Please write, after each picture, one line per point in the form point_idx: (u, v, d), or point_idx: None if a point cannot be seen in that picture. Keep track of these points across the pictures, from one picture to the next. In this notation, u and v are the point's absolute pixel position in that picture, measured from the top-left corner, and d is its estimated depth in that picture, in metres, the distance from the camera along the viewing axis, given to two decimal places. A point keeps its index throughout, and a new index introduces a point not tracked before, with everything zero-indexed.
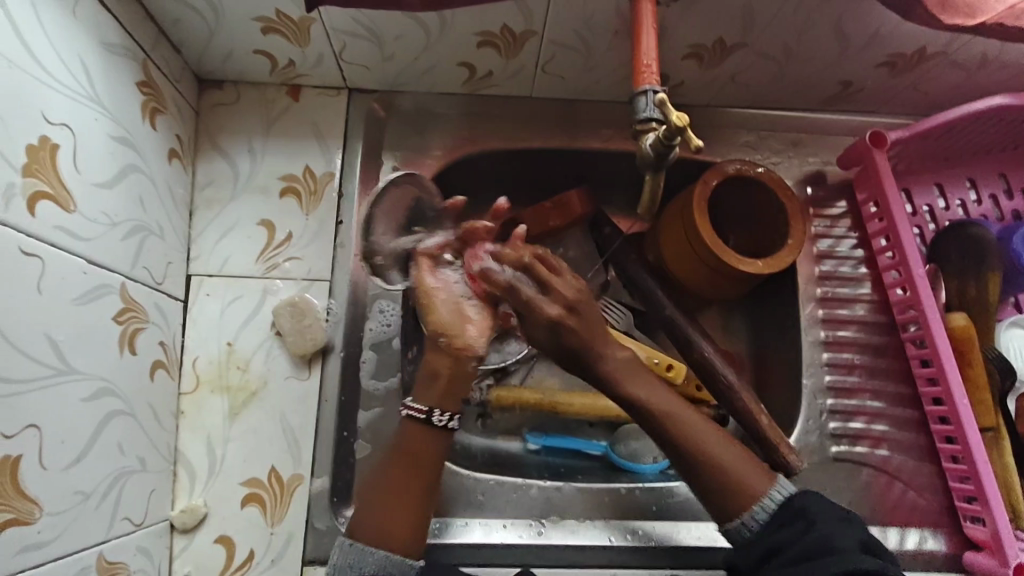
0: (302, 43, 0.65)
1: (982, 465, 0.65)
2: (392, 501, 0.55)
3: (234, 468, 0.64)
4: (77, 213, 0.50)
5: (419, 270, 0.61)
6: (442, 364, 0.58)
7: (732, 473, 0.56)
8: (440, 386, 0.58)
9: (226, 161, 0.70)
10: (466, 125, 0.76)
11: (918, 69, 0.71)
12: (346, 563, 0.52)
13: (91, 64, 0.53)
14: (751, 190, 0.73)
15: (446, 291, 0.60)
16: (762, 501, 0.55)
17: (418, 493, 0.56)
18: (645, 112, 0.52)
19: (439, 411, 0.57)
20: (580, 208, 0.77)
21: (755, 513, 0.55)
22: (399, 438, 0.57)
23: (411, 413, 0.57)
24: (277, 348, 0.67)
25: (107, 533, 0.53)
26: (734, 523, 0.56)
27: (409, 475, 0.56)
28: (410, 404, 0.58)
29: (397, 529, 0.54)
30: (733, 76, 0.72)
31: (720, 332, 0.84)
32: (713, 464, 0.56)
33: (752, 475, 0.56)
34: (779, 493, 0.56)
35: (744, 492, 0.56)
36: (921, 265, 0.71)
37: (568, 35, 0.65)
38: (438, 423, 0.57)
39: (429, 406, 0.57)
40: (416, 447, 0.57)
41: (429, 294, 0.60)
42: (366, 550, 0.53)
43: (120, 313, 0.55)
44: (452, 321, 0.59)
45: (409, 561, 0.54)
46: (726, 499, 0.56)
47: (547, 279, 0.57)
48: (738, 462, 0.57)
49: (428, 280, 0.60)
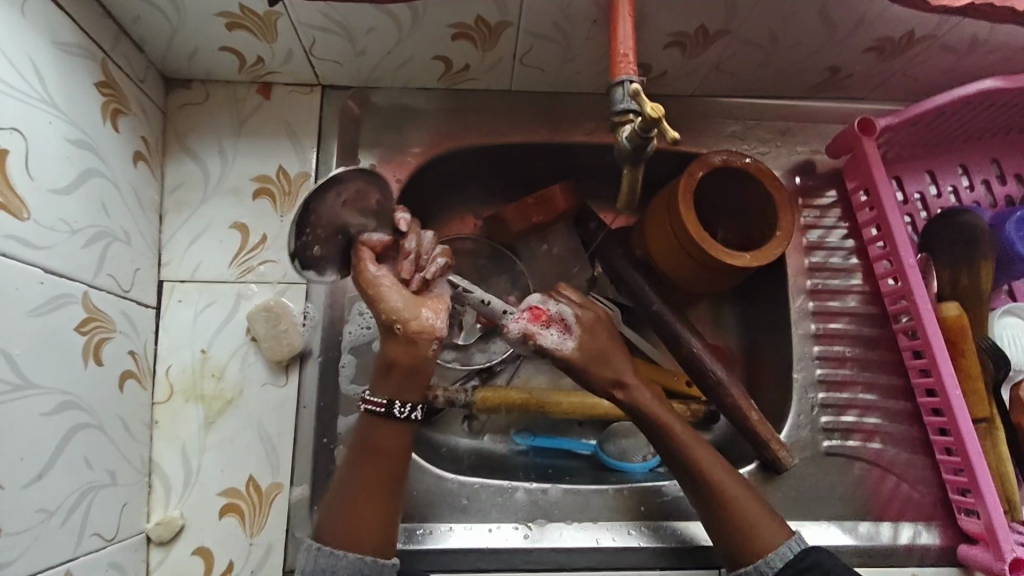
0: (270, 38, 0.63)
1: (975, 457, 0.63)
2: (361, 508, 0.54)
3: (210, 478, 0.62)
4: (31, 220, 0.48)
5: (359, 261, 0.56)
6: (403, 354, 0.55)
7: (746, 517, 0.57)
8: (397, 376, 0.56)
9: (196, 162, 0.68)
10: (444, 120, 0.74)
11: (907, 54, 0.69)
12: (317, 567, 0.52)
13: (42, 64, 0.50)
14: (737, 181, 0.71)
15: (390, 279, 0.55)
16: (776, 550, 0.56)
17: (388, 495, 0.56)
18: (621, 103, 0.51)
19: (399, 403, 0.56)
20: (564, 203, 0.75)
21: (769, 560, 0.55)
22: (365, 435, 0.56)
23: (371, 407, 0.56)
24: (252, 355, 0.65)
25: (76, 550, 0.51)
26: (745, 569, 0.56)
27: (376, 478, 0.55)
28: (370, 398, 0.57)
29: (361, 534, 0.53)
30: (718, 64, 0.70)
31: (710, 327, 0.83)
32: (732, 508, 0.58)
33: (766, 523, 0.57)
34: (795, 544, 0.56)
35: (758, 537, 0.56)
36: (911, 254, 0.69)
37: (544, 25, 0.63)
38: (400, 414, 0.56)
39: (389, 398, 0.56)
40: (385, 446, 0.56)
41: (372, 281, 0.55)
42: (337, 554, 0.53)
43: (83, 323, 0.54)
44: (405, 305, 0.55)
45: (382, 560, 0.54)
46: (739, 542, 0.57)
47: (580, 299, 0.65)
48: (755, 507, 0.58)
49: (370, 270, 0.55)
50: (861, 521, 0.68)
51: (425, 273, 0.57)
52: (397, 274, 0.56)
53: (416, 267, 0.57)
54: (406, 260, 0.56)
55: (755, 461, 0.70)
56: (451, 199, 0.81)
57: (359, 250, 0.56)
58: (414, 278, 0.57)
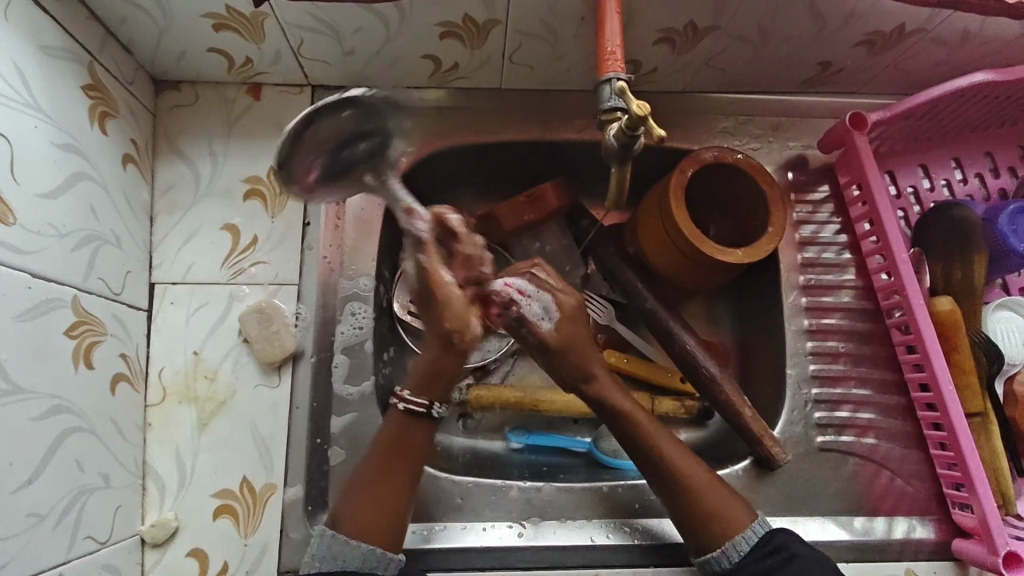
0: (257, 39, 0.63)
1: (969, 451, 0.63)
2: (371, 497, 0.55)
3: (204, 480, 0.62)
4: (18, 225, 0.48)
5: (427, 257, 0.56)
6: (447, 361, 0.58)
7: (714, 505, 0.57)
8: (436, 379, 0.58)
9: (186, 164, 0.68)
10: (435, 119, 0.73)
11: (898, 48, 0.69)
12: (329, 554, 0.52)
13: (26, 67, 0.50)
14: (729, 177, 0.71)
15: (459, 286, 0.55)
16: (743, 532, 0.56)
17: (405, 487, 0.56)
18: (610, 101, 0.51)
19: (438, 403, 0.58)
20: (556, 201, 0.75)
21: (737, 544, 0.56)
22: (394, 431, 0.58)
23: (410, 405, 0.58)
24: (244, 356, 0.65)
25: (69, 553, 0.51)
26: (715, 554, 0.56)
27: (392, 470, 0.56)
28: (409, 398, 0.58)
29: (373, 527, 0.54)
30: (708, 60, 0.70)
31: (704, 323, 0.83)
32: (699, 497, 0.57)
33: (734, 507, 0.57)
34: (759, 527, 0.56)
35: (727, 523, 0.56)
36: (904, 250, 0.69)
37: (532, 23, 0.63)
38: (437, 414, 0.58)
39: (428, 400, 0.58)
40: (406, 440, 0.57)
41: (437, 281, 0.55)
42: (350, 544, 0.53)
43: (73, 327, 0.54)
44: (463, 316, 0.55)
45: (392, 555, 0.54)
46: (708, 527, 0.57)
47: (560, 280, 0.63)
48: (722, 493, 0.58)
49: (437, 268, 0.55)
50: (856, 516, 0.68)
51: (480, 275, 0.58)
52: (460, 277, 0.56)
53: (471, 271, 0.57)
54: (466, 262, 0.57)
55: (749, 458, 0.70)
56: (444, 199, 0.81)
57: (420, 244, 0.56)
58: (467, 276, 0.57)
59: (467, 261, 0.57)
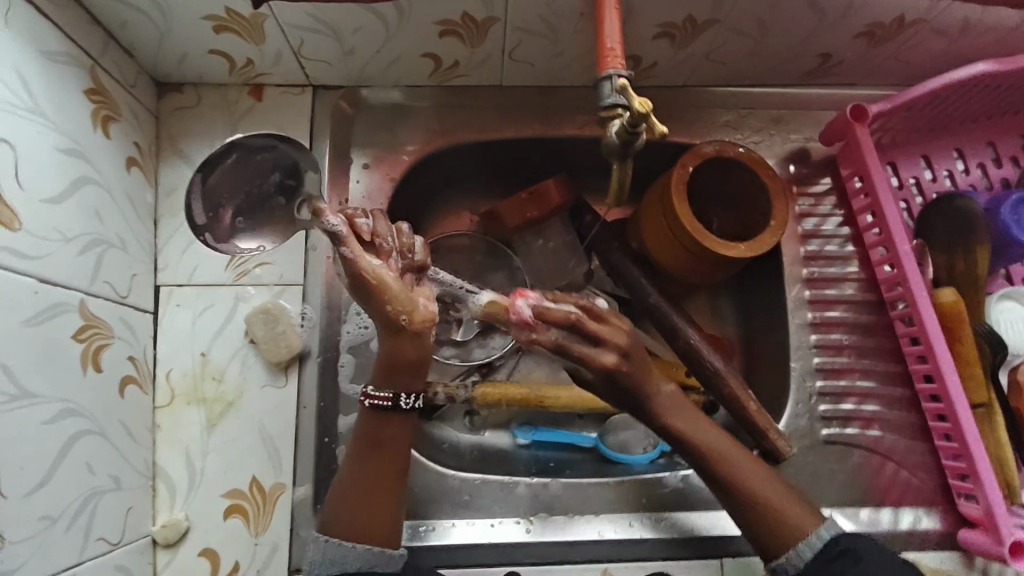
0: (258, 41, 0.63)
1: (974, 442, 0.63)
2: (368, 499, 0.55)
3: (213, 481, 0.63)
4: (24, 230, 0.49)
5: (352, 251, 0.49)
6: (408, 347, 0.54)
7: (781, 514, 0.56)
8: (402, 371, 0.55)
9: (189, 166, 0.68)
10: (436, 117, 0.73)
11: (898, 39, 0.69)
12: (327, 557, 0.53)
13: (29, 73, 0.50)
14: (730, 172, 0.71)
15: (389, 273, 0.50)
16: (807, 538, 0.56)
17: (392, 482, 0.56)
18: (609, 98, 0.50)
19: (405, 394, 0.56)
20: (559, 197, 0.75)
21: (800, 551, 0.55)
22: (370, 430, 0.56)
23: (377, 401, 0.56)
24: (251, 356, 0.65)
25: (82, 554, 0.52)
26: (779, 562, 0.56)
27: (382, 466, 0.56)
28: (374, 393, 0.56)
29: (376, 523, 0.54)
30: (708, 53, 0.70)
31: (708, 317, 0.83)
32: (766, 509, 0.57)
33: (798, 512, 0.57)
34: (825, 532, 0.56)
35: (790, 530, 0.56)
36: (907, 242, 0.69)
37: (532, 19, 0.63)
38: (407, 405, 0.56)
39: (394, 392, 0.56)
40: (389, 436, 0.56)
41: (371, 273, 0.49)
42: (346, 546, 0.53)
43: (80, 331, 0.54)
44: (405, 297, 0.51)
45: (389, 552, 0.54)
46: (773, 534, 0.56)
47: (596, 334, 0.53)
48: (788, 500, 0.57)
49: (367, 261, 0.49)
50: (862, 507, 0.69)
51: (414, 262, 0.52)
52: (393, 262, 0.51)
53: (402, 260, 0.51)
54: (389, 259, 0.51)
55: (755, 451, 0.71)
56: (446, 196, 0.81)
57: (340, 242, 0.48)
58: (400, 263, 0.51)
59: (397, 252, 0.51)
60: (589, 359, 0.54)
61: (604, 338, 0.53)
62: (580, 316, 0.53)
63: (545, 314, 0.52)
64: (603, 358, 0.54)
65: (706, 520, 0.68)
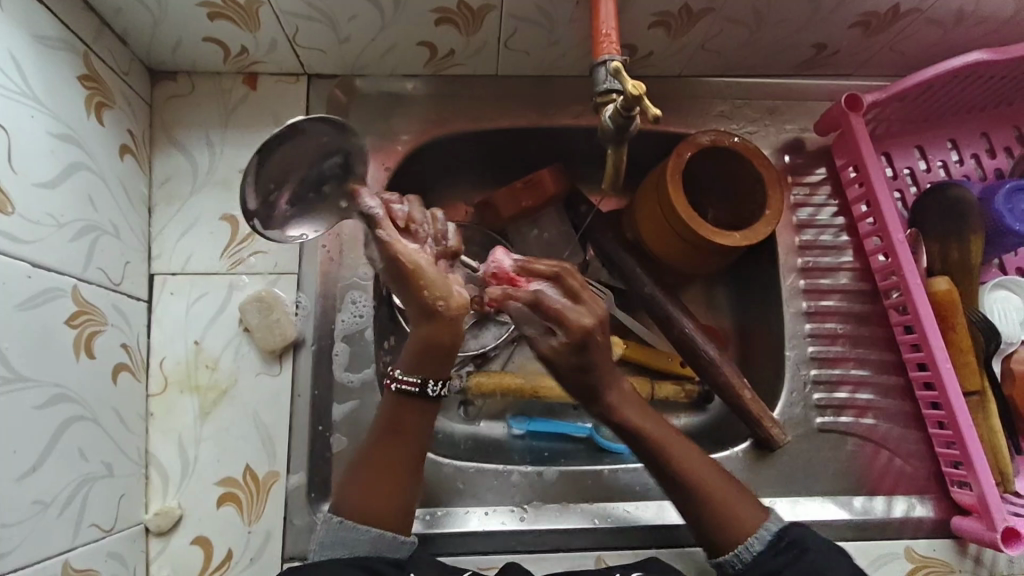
0: (253, 28, 0.63)
1: (967, 429, 0.64)
2: (375, 484, 0.54)
3: (207, 468, 0.63)
4: (17, 214, 0.48)
5: (387, 234, 0.52)
6: (443, 333, 0.54)
7: (731, 509, 0.57)
8: (432, 356, 0.55)
9: (184, 154, 0.68)
10: (432, 107, 0.73)
11: (893, 29, 0.69)
12: (336, 540, 0.53)
13: (22, 58, 0.50)
14: (725, 161, 0.71)
15: (427, 257, 0.52)
16: (756, 531, 0.56)
17: (404, 468, 0.55)
18: (606, 83, 0.50)
19: (433, 381, 0.56)
20: (553, 185, 0.75)
21: (749, 543, 0.56)
22: (390, 413, 0.56)
23: (401, 386, 0.56)
24: (245, 345, 0.65)
25: (74, 540, 0.52)
26: (726, 556, 0.56)
27: (384, 446, 0.55)
28: (402, 378, 0.56)
29: (380, 507, 0.54)
30: (704, 43, 0.70)
31: (703, 307, 0.83)
32: (716, 505, 0.57)
33: (745, 506, 0.57)
34: (771, 524, 0.56)
35: (737, 524, 0.56)
36: (901, 231, 0.69)
37: (528, 8, 0.63)
38: (432, 393, 0.56)
39: (421, 377, 0.56)
40: (396, 419, 0.56)
41: (409, 258, 0.52)
42: (360, 529, 0.53)
43: (73, 316, 0.54)
44: (440, 280, 0.53)
45: (401, 539, 0.54)
46: (719, 527, 0.56)
47: (577, 291, 0.56)
48: (735, 495, 0.58)
49: (404, 244, 0.52)
50: (855, 496, 0.69)
51: (447, 249, 0.55)
52: (426, 248, 0.54)
53: (437, 246, 0.54)
54: (424, 244, 0.54)
55: (749, 439, 0.71)
56: (441, 187, 0.81)
57: (375, 224, 0.52)
58: (434, 248, 0.54)
59: (431, 238, 0.54)
60: (568, 316, 0.54)
61: (583, 297, 0.56)
62: (563, 268, 0.57)
63: (529, 267, 0.57)
64: (577, 317, 0.54)
65: None
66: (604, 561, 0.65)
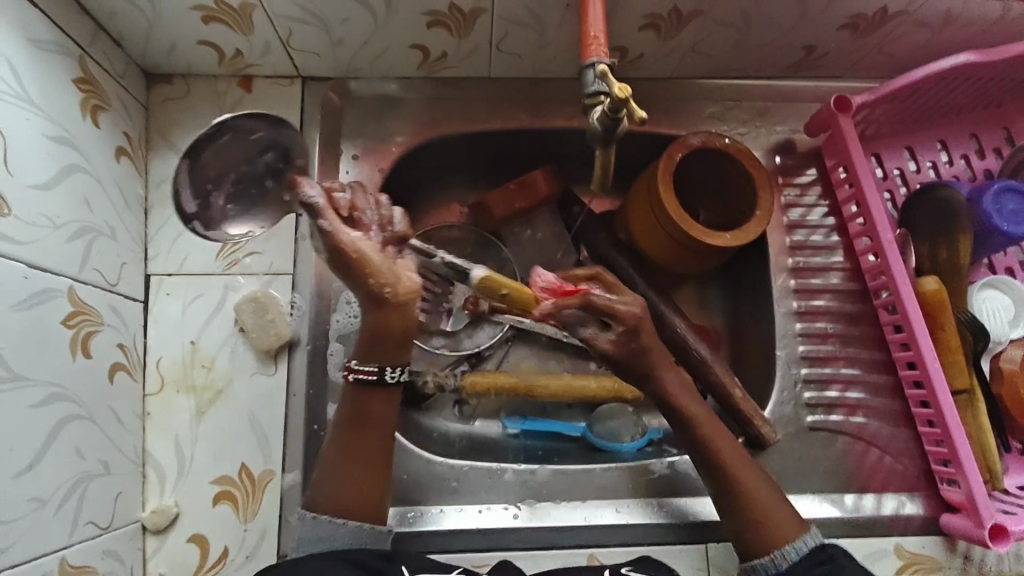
0: (246, 31, 0.64)
1: (955, 428, 0.64)
2: (353, 480, 0.55)
3: (203, 467, 0.63)
4: (12, 216, 0.49)
5: (330, 224, 0.50)
6: (394, 321, 0.55)
7: (768, 518, 0.57)
8: (382, 343, 0.56)
9: (179, 156, 0.69)
10: (425, 109, 0.74)
11: (881, 31, 0.70)
12: (316, 536, 0.54)
13: (18, 62, 0.51)
14: (717, 163, 0.72)
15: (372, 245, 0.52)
16: (794, 542, 0.56)
17: (376, 461, 0.57)
18: (593, 85, 0.51)
19: (391, 367, 0.57)
20: (546, 187, 0.75)
21: (785, 552, 0.56)
22: (353, 408, 0.57)
23: (360, 375, 0.57)
24: (241, 345, 0.66)
25: (70, 537, 0.53)
26: (759, 561, 0.56)
27: (366, 441, 0.56)
28: (358, 367, 0.57)
29: (360, 495, 0.55)
30: (694, 45, 0.70)
31: (696, 307, 0.84)
32: (756, 510, 0.58)
33: (786, 519, 0.58)
34: (809, 538, 0.57)
35: (774, 532, 0.57)
36: (889, 231, 0.70)
37: (520, 11, 0.64)
38: (392, 379, 0.57)
39: (379, 364, 0.57)
40: (372, 413, 0.57)
41: (355, 246, 0.51)
42: (336, 523, 0.54)
43: (69, 317, 0.55)
44: (387, 269, 0.53)
45: (381, 528, 0.56)
46: (755, 532, 0.57)
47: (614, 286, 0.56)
48: (776, 504, 0.58)
49: (346, 232, 0.50)
50: (846, 494, 0.69)
51: (395, 235, 0.53)
52: (376, 234, 0.52)
53: (384, 233, 0.53)
54: (371, 232, 0.52)
55: (740, 438, 0.72)
56: (435, 188, 0.81)
57: (318, 215, 0.50)
58: (381, 235, 0.53)
59: (376, 224, 0.53)
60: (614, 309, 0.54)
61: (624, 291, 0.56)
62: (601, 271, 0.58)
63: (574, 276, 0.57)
64: (627, 308, 0.54)
65: (691, 507, 0.69)
66: (595, 558, 0.65)
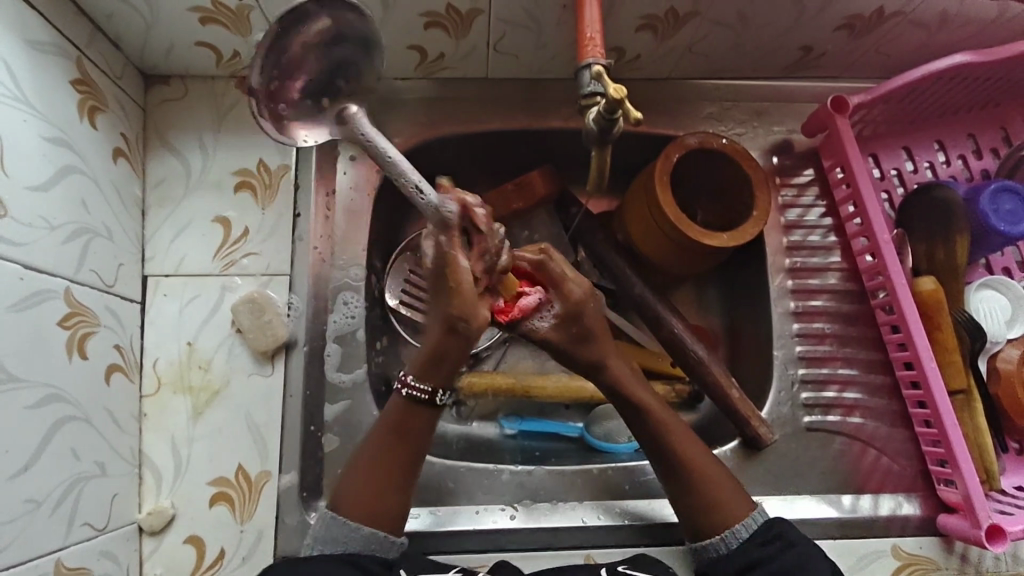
0: (244, 32, 0.63)
1: (952, 430, 0.64)
2: (367, 488, 0.55)
3: (200, 468, 0.63)
4: (8, 217, 0.49)
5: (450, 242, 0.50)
6: (455, 349, 0.53)
7: (721, 498, 0.58)
8: (443, 367, 0.55)
9: (176, 157, 0.69)
10: (422, 110, 0.74)
11: (879, 31, 0.70)
12: (332, 537, 0.54)
13: (15, 64, 0.51)
14: (715, 163, 0.72)
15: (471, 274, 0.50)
16: (743, 520, 0.58)
17: (399, 470, 0.56)
18: (588, 86, 0.51)
19: (443, 391, 0.56)
20: (543, 188, 0.75)
21: (735, 530, 0.57)
22: (393, 419, 0.56)
23: (414, 392, 0.56)
24: (238, 346, 0.66)
25: (66, 538, 0.53)
26: (712, 540, 0.58)
27: (389, 450, 0.56)
28: (414, 383, 0.56)
29: (369, 501, 0.55)
30: (691, 45, 0.70)
31: (694, 307, 0.84)
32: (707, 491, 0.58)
33: (735, 497, 0.59)
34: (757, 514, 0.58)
35: (726, 513, 0.58)
36: (886, 231, 0.70)
37: (517, 12, 0.64)
38: (441, 403, 0.56)
39: (432, 386, 0.56)
40: (399, 419, 0.56)
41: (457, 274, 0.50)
42: (350, 527, 0.54)
43: (66, 318, 0.55)
44: (471, 301, 0.51)
45: (393, 539, 0.55)
46: (708, 513, 0.58)
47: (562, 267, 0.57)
48: (727, 485, 0.59)
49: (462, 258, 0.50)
50: (843, 494, 0.70)
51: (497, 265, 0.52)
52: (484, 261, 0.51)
53: (490, 262, 0.52)
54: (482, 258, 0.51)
55: (737, 439, 0.71)
56: None
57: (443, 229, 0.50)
58: (485, 263, 0.51)
59: (489, 252, 0.51)
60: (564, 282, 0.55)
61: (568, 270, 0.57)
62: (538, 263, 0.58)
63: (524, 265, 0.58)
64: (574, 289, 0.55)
65: None
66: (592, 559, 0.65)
